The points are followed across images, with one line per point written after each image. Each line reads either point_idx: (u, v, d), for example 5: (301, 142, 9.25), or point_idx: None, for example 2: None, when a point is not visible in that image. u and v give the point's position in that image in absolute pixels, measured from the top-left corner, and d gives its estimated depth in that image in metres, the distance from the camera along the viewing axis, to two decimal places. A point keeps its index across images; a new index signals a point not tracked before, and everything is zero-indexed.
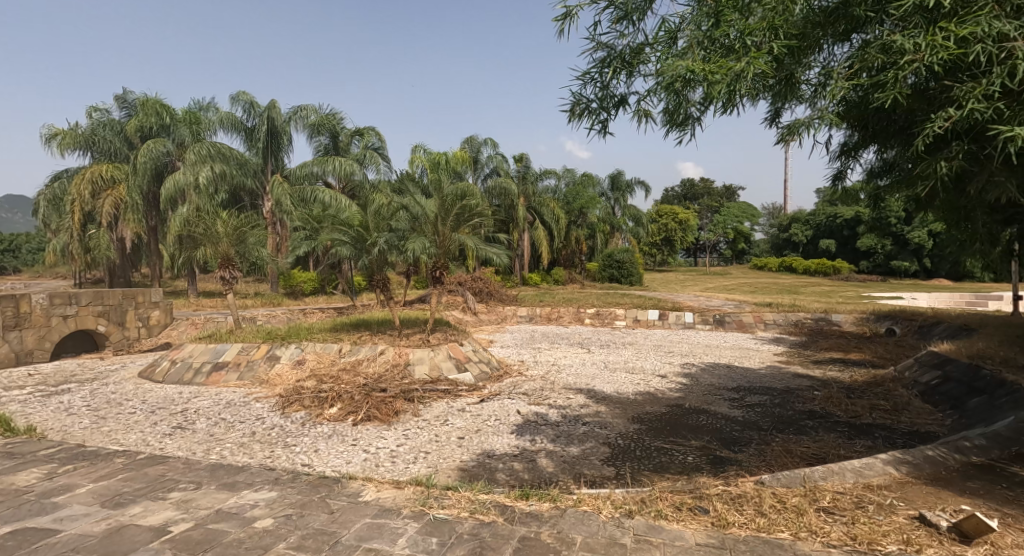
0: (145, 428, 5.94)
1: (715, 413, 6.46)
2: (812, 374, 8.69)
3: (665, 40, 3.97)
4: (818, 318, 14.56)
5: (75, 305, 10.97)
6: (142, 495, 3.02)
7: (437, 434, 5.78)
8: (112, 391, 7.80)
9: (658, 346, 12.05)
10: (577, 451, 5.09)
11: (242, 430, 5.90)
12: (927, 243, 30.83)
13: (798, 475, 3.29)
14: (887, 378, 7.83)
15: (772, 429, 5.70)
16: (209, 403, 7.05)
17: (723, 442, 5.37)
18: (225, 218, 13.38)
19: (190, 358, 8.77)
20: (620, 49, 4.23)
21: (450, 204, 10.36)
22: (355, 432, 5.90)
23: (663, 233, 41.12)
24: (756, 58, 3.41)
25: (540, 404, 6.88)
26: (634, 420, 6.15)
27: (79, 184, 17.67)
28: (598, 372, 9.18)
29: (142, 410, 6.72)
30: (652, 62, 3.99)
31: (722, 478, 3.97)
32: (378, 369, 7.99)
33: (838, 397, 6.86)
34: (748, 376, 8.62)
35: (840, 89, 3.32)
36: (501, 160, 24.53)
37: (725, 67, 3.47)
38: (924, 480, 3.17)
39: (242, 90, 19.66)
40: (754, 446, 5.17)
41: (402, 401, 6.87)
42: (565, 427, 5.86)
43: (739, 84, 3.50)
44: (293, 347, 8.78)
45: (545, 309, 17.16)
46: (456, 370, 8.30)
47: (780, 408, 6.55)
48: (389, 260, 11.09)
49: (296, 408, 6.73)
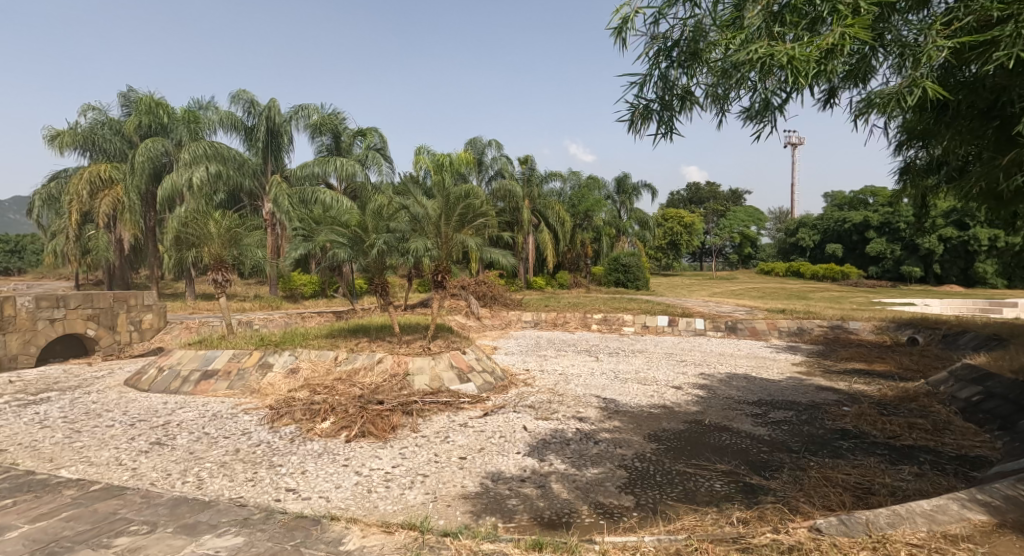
0: (120, 444, 5.48)
1: (739, 431, 5.96)
2: (836, 387, 8.16)
3: (729, 21, 3.40)
4: (834, 326, 13.98)
5: (63, 308, 10.55)
6: (82, 542, 2.57)
7: (437, 453, 5.30)
8: (93, 400, 7.35)
9: (670, 355, 11.54)
10: (593, 474, 4.63)
11: (225, 447, 5.44)
12: (938, 249, 30.23)
13: (859, 519, 2.80)
14: (921, 392, 7.28)
15: (804, 451, 5.21)
16: (193, 415, 6.58)
17: (751, 466, 4.87)
18: (218, 217, 12.89)
19: (178, 365, 8.31)
20: (677, 39, 3.61)
21: (453, 203, 9.95)
22: (348, 450, 5.45)
23: (669, 237, 40.49)
24: (859, 26, 2.82)
25: (549, 419, 6.39)
26: (652, 439, 5.65)
27: (77, 183, 17.20)
28: (608, 382, 8.66)
29: (121, 422, 6.27)
30: (717, 49, 3.44)
31: (771, 519, 3.44)
32: (375, 380, 7.50)
33: (871, 414, 6.34)
34: (769, 388, 8.08)
35: (933, 52, 2.84)
36: (505, 161, 24.14)
37: (820, 43, 2.85)
38: (1014, 529, 2.66)
39: (243, 89, 19.29)
40: (788, 472, 4.67)
41: (399, 415, 6.40)
42: (576, 446, 5.38)
43: (833, 63, 2.93)
44: (286, 354, 8.32)
45: (551, 314, 16.65)
46: (458, 381, 7.81)
47: (809, 426, 6.04)
48: (390, 263, 10.63)
49: (286, 422, 6.27)
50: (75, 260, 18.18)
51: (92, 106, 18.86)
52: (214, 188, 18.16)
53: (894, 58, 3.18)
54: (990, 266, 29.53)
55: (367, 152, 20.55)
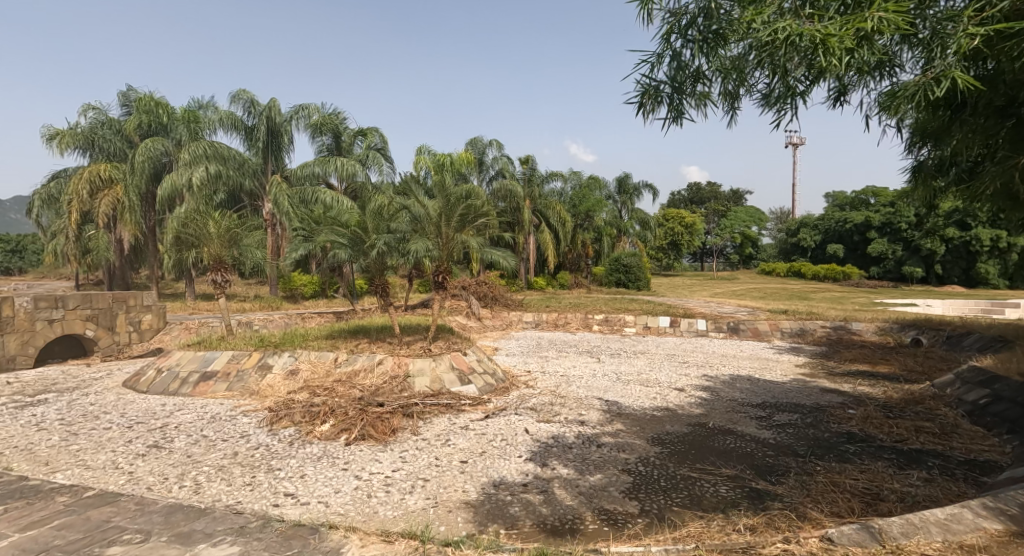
0: (117, 447, 5.41)
1: (743, 434, 5.89)
2: (841, 389, 8.09)
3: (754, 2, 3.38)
4: (837, 326, 13.90)
5: (62, 308, 10.50)
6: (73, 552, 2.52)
7: (438, 457, 5.24)
8: (91, 402, 7.29)
9: (672, 356, 11.46)
10: (596, 479, 4.56)
11: (223, 450, 5.37)
12: (940, 250, 30.11)
13: (871, 529, 2.72)
14: (926, 395, 7.21)
15: (810, 456, 5.13)
16: (191, 417, 6.52)
17: (757, 471, 4.79)
18: (217, 218, 12.82)
19: (177, 366, 8.25)
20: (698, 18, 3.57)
21: (453, 203, 9.87)
22: (348, 453, 5.38)
23: (670, 237, 40.41)
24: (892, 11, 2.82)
25: (551, 421, 6.33)
26: (655, 443, 5.58)
27: (77, 183, 17.14)
28: (610, 384, 8.58)
29: (118, 424, 6.20)
30: (740, 30, 3.42)
31: (782, 528, 3.37)
32: (375, 382, 7.44)
33: (877, 417, 6.27)
34: (773, 390, 8.01)
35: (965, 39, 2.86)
36: (506, 161, 24.08)
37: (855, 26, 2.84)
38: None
39: (242, 89, 19.22)
40: (795, 476, 4.59)
41: (400, 418, 6.33)
42: (578, 450, 5.32)
43: (865, 47, 2.93)
44: (286, 355, 8.26)
45: (552, 314, 16.59)
46: (459, 383, 7.74)
47: (815, 430, 5.97)
48: (390, 263, 10.57)
49: (285, 424, 6.21)
50: (74, 260, 18.14)
51: (92, 106, 18.81)
52: (213, 188, 18.11)
53: (920, 49, 3.21)
54: (992, 266, 29.42)
55: (367, 152, 20.47)
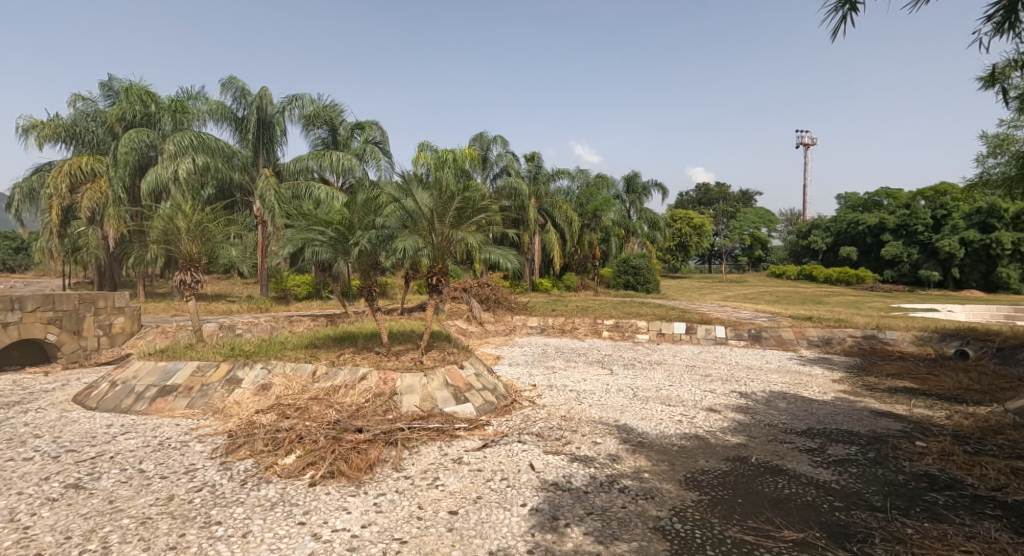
0: (28, 487, 4.39)
1: (796, 475, 4.80)
2: (895, 412, 6.97)
3: None
4: (868, 334, 12.70)
5: (19, 311, 9.52)
6: None
7: (422, 505, 4.19)
8: (24, 423, 6.25)
9: (692, 367, 10.35)
10: (622, 546, 3.55)
11: (157, 493, 4.33)
12: (959, 252, 28.62)
13: None
14: (1006, 424, 6.09)
15: (892, 509, 4.06)
16: (135, 444, 5.49)
17: (833, 534, 3.70)
18: (188, 211, 11.55)
19: (134, 380, 7.22)
20: None
21: (448, 197, 8.72)
22: (310, 499, 4.33)
23: (677, 238, 39.28)
24: None
25: (561, 454, 5.28)
26: (691, 487, 4.51)
27: (56, 178, 16.20)
28: (627, 402, 7.49)
29: (42, 454, 5.17)
30: None
31: None
32: (356, 401, 6.37)
33: (957, 452, 5.20)
34: (817, 413, 6.90)
35: None
36: (512, 158, 23.20)
37: None
38: None
39: (234, 77, 18.31)
40: (884, 546, 3.51)
41: (380, 449, 5.28)
42: (595, 497, 4.28)
43: None
44: (259, 367, 7.24)
45: (558, 319, 15.53)
46: (454, 402, 6.68)
47: (883, 469, 4.89)
48: (378, 263, 9.51)
49: (242, 455, 5.17)
50: (60, 259, 17.20)
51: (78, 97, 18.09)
52: (201, 181, 17.19)
53: None
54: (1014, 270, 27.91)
55: (364, 146, 19.51)
